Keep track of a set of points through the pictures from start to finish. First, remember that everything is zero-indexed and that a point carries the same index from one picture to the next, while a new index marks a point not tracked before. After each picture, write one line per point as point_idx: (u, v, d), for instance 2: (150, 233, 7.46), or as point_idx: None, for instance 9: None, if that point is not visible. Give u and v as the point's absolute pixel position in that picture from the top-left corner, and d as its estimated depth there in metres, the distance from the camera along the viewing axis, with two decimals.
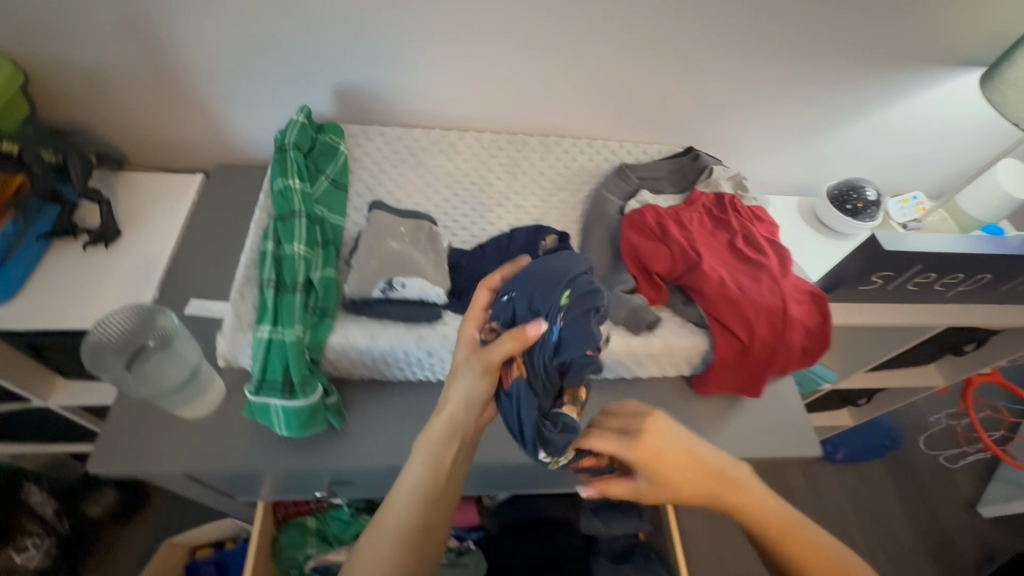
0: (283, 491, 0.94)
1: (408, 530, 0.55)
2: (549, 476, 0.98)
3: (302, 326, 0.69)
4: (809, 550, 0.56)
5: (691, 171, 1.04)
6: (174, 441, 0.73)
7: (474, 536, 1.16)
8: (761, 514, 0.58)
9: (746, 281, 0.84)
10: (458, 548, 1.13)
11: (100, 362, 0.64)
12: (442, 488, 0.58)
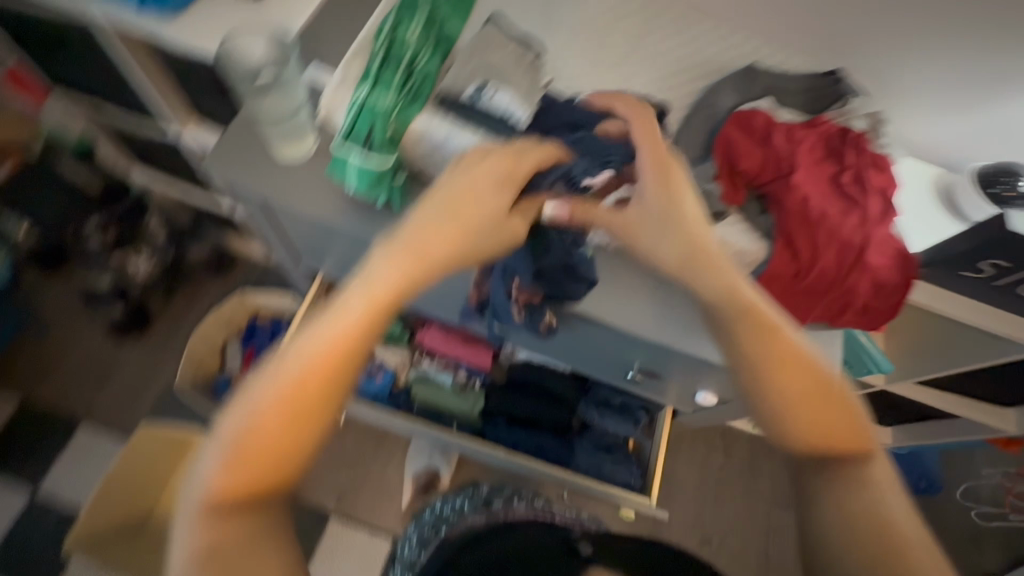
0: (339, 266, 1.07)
1: (280, 435, 0.52)
2: (565, 341, 1.03)
3: (395, 96, 0.75)
4: (838, 424, 0.56)
5: (827, 96, 0.94)
6: (268, 169, 0.85)
7: (481, 379, 1.25)
8: (800, 383, 0.58)
9: (834, 211, 0.78)
10: (463, 382, 1.25)
11: (232, 74, 0.75)
12: (322, 396, 0.54)
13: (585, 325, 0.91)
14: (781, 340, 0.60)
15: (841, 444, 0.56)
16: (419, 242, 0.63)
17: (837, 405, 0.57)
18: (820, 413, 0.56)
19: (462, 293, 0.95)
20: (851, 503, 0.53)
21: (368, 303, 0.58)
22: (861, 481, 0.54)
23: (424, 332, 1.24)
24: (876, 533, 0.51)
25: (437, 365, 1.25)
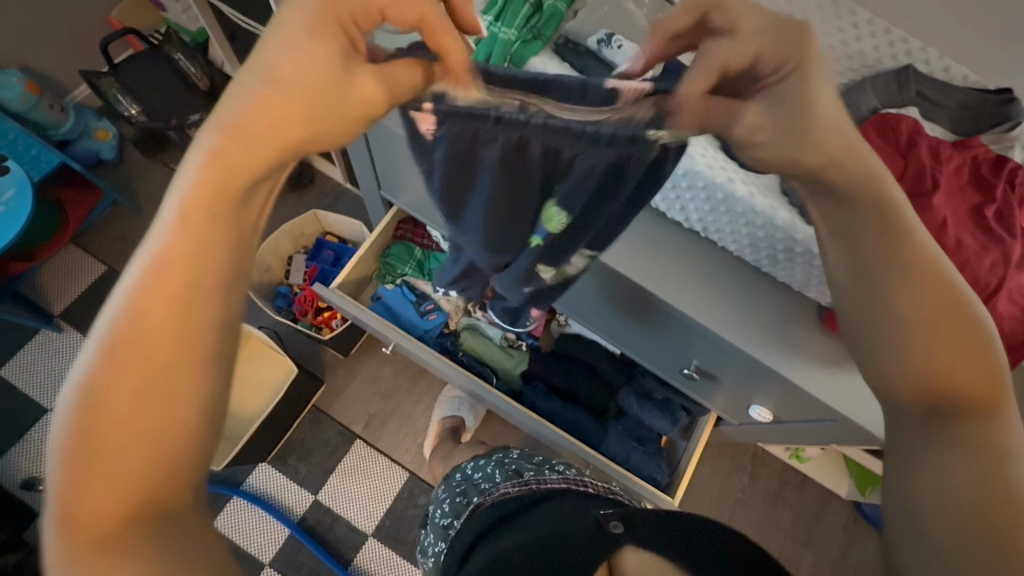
0: (418, 200, 1.07)
1: (102, 413, 0.35)
2: (627, 322, 0.99)
3: (516, 33, 0.71)
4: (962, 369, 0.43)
5: (987, 118, 0.83)
6: None
7: (529, 342, 1.25)
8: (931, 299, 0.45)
9: (969, 241, 0.70)
10: (511, 342, 1.25)
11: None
12: (153, 358, 0.36)
13: (656, 310, 0.86)
14: (897, 245, 0.46)
15: (954, 387, 0.43)
16: (264, 131, 0.39)
17: (955, 334, 0.44)
18: (938, 346, 0.44)
19: None
20: (962, 458, 0.41)
21: (181, 222, 0.38)
22: (973, 429, 0.41)
23: None
24: (994, 503, 0.39)
25: (489, 321, 1.25)
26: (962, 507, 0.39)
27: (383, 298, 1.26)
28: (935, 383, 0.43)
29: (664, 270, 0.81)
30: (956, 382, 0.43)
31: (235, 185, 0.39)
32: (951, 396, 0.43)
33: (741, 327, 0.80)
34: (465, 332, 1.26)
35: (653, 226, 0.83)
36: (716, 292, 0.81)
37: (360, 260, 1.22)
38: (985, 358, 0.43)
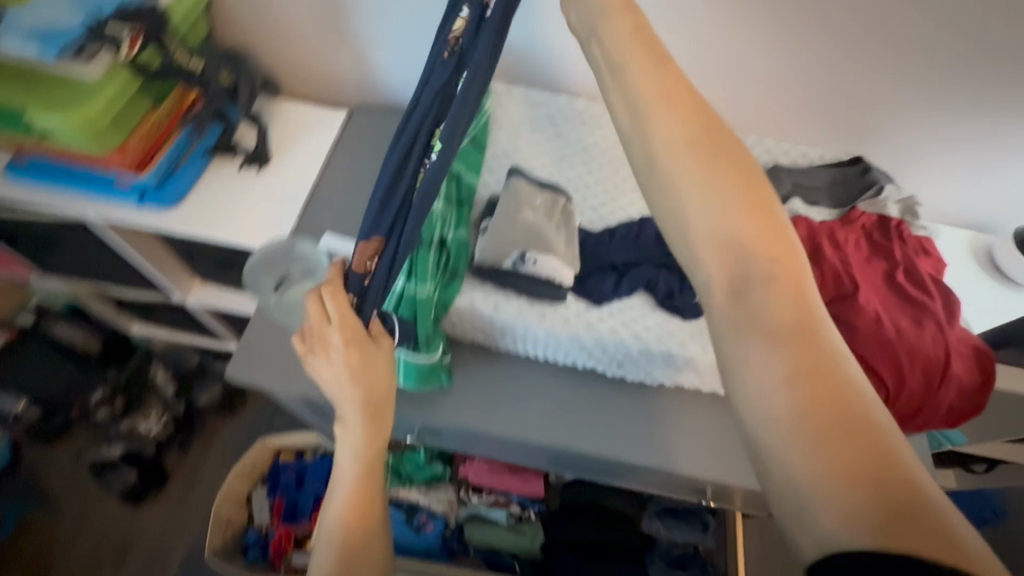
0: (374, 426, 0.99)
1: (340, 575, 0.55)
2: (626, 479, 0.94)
3: (433, 284, 0.69)
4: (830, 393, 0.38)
5: (856, 186, 0.92)
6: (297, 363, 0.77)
7: (536, 508, 1.17)
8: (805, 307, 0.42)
9: (904, 322, 0.74)
10: (519, 514, 1.16)
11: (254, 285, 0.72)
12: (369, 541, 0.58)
13: (659, 474, 0.81)
14: (733, 176, 0.45)
15: (771, 291, 0.41)
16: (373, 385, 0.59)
17: (789, 265, 0.43)
18: (763, 266, 0.42)
19: (516, 452, 0.86)
20: (789, 374, 0.38)
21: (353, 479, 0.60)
22: (795, 337, 0.40)
23: (469, 467, 1.16)
24: (824, 416, 0.37)
25: (489, 501, 1.17)
26: (801, 419, 0.37)
27: None
28: (751, 292, 0.41)
29: (657, 437, 0.77)
30: (784, 306, 0.41)
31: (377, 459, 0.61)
32: (767, 304, 0.41)
33: (754, 463, 0.77)
34: (467, 524, 1.17)
35: (626, 392, 0.80)
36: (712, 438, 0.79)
37: None
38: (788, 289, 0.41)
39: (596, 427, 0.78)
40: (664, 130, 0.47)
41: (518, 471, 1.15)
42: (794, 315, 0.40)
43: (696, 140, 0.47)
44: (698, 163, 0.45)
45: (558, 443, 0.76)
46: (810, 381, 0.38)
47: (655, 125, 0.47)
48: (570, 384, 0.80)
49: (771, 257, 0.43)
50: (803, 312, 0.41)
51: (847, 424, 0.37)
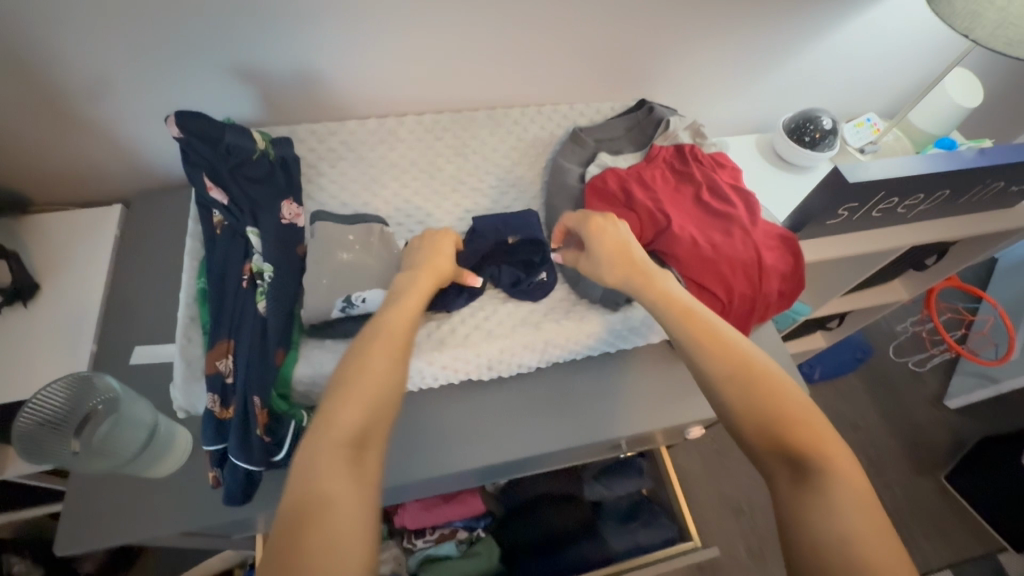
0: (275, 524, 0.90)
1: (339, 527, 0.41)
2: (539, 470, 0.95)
3: (265, 362, 0.63)
4: (870, 520, 0.46)
5: (649, 126, 0.99)
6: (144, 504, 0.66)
7: (483, 524, 1.16)
8: (812, 432, 0.52)
9: (717, 236, 0.81)
10: (468, 539, 1.15)
11: (42, 454, 0.54)
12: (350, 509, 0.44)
13: (564, 454, 0.83)
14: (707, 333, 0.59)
15: (810, 451, 0.50)
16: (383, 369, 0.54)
17: (794, 408, 0.53)
18: (772, 416, 0.53)
19: (429, 488, 0.83)
20: (850, 530, 0.45)
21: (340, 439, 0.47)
22: (840, 491, 0.47)
23: (403, 515, 1.11)
24: (868, 568, 0.43)
25: (436, 539, 1.13)
26: (843, 558, 0.44)
27: None
28: (786, 445, 0.51)
29: (544, 423, 0.79)
30: (822, 467, 0.49)
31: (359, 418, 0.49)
32: (810, 461, 0.50)
33: (638, 411, 0.82)
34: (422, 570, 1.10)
35: (504, 391, 0.81)
36: (598, 399, 0.82)
37: None
38: (805, 431, 0.52)
39: (491, 432, 0.77)
40: (683, 326, 0.61)
41: (454, 497, 1.12)
42: (843, 479, 0.48)
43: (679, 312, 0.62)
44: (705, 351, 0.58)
45: (457, 467, 0.75)
46: (861, 535, 0.45)
47: (673, 330, 0.61)
48: (451, 404, 0.79)
49: (796, 425, 0.52)
50: (838, 470, 0.49)
51: (886, 564, 0.44)
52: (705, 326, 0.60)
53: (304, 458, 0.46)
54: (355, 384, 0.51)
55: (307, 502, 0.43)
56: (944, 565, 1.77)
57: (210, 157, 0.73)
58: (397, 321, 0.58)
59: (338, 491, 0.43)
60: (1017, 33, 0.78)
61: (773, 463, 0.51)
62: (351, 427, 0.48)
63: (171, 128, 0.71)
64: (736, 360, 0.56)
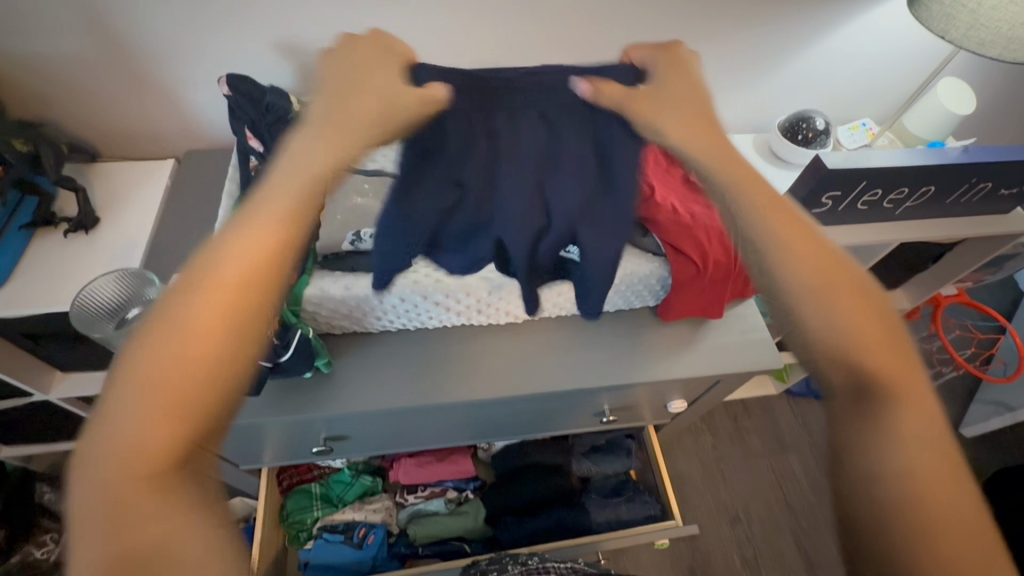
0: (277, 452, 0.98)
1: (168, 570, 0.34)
2: (520, 426, 1.02)
3: None
4: (936, 469, 0.41)
5: None
6: None
7: (473, 486, 1.22)
8: (893, 365, 0.46)
9: (698, 207, 0.86)
10: (458, 499, 1.20)
11: (88, 325, 0.66)
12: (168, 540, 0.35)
13: (542, 403, 0.89)
14: (806, 240, 0.52)
15: (890, 387, 0.44)
16: (188, 350, 0.40)
17: (888, 336, 0.47)
18: (860, 339, 0.47)
19: (420, 424, 0.90)
20: (916, 466, 0.41)
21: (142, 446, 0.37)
22: (906, 424, 0.43)
23: (397, 470, 1.18)
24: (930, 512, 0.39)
25: (426, 496, 1.20)
26: (899, 508, 0.40)
27: (309, 560, 1.09)
28: (858, 373, 0.45)
29: (524, 369, 0.86)
30: (892, 400, 0.44)
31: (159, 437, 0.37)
32: (885, 396, 0.44)
33: (613, 366, 0.88)
34: (411, 522, 1.16)
35: (491, 339, 0.88)
36: (579, 353, 0.88)
37: (265, 543, 1.08)
38: (889, 361, 0.46)
39: (478, 370, 0.85)
40: (780, 226, 0.53)
41: (447, 457, 1.19)
42: (912, 411, 0.43)
43: (773, 208, 0.55)
44: (793, 250, 0.52)
45: (441, 400, 0.82)
46: (926, 478, 0.40)
47: (757, 227, 0.54)
48: (444, 343, 0.87)
49: (868, 349, 0.46)
50: (908, 403, 0.44)
51: (950, 523, 0.39)
52: (806, 235, 0.53)
53: (122, 490, 0.36)
54: (181, 379, 0.39)
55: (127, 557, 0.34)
56: None
57: (252, 113, 0.86)
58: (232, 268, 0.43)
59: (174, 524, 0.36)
60: (989, 34, 0.84)
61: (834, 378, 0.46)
62: (171, 441, 0.37)
63: (223, 88, 0.85)
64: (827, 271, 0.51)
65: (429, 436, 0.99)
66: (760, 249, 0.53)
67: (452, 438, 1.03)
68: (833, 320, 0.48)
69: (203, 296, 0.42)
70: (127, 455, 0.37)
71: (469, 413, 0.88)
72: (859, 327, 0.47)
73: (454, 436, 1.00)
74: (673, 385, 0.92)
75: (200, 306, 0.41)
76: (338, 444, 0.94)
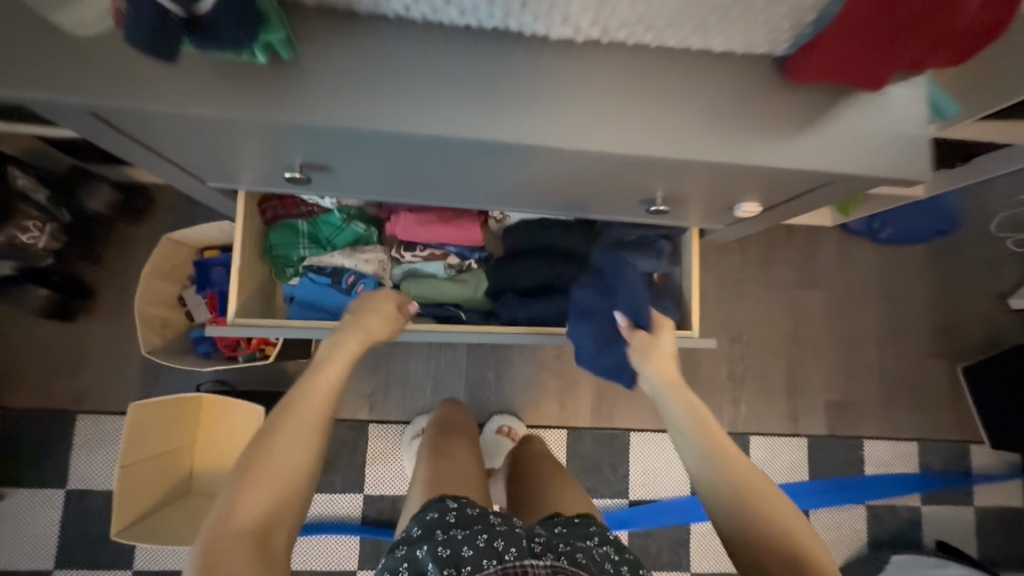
0: (250, 162, 0.80)
1: (268, 496, 0.65)
2: (540, 186, 0.81)
3: None
4: (788, 528, 0.71)
5: None
6: (86, 59, 0.58)
7: (477, 257, 1.08)
8: (746, 469, 0.76)
9: None
10: (459, 268, 1.07)
11: None
12: (288, 471, 0.68)
13: (574, 167, 0.69)
14: (696, 407, 0.84)
15: (749, 489, 0.74)
16: (320, 386, 0.75)
17: (743, 463, 0.77)
18: (724, 461, 0.77)
19: (422, 160, 0.72)
20: (764, 521, 0.71)
21: (284, 432, 0.70)
22: (779, 512, 0.72)
23: (394, 224, 1.01)
24: (783, 535, 0.70)
25: (425, 257, 1.05)
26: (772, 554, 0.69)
27: (295, 296, 1.03)
28: (741, 482, 0.74)
29: (568, 113, 0.62)
30: (752, 492, 0.73)
31: (311, 395, 0.74)
32: (753, 497, 0.73)
33: (685, 129, 0.64)
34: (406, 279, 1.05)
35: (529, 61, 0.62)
36: (647, 102, 0.63)
37: (248, 270, 1.01)
38: (742, 467, 0.76)
39: (509, 99, 0.62)
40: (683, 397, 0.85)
41: (453, 218, 1.02)
42: (785, 523, 0.71)
43: (684, 394, 0.86)
44: (698, 425, 0.82)
45: (451, 150, 0.65)
46: (767, 512, 0.72)
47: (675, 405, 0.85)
48: (461, 51, 0.60)
49: (735, 468, 0.76)
50: (771, 499, 0.73)
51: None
52: (702, 412, 0.83)
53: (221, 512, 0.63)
54: (269, 458, 0.67)
55: (229, 534, 0.61)
56: (913, 437, 1.78)
57: None
58: (315, 391, 0.75)
59: (286, 441, 0.69)
60: None
61: (728, 508, 0.74)
62: (262, 509, 0.64)
63: None
64: (722, 453, 0.78)
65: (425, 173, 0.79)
66: (683, 439, 0.82)
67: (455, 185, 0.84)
68: (701, 454, 0.79)
69: (299, 409, 0.72)
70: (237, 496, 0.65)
71: (481, 153, 0.66)
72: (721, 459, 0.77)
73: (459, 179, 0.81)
74: (761, 174, 0.69)
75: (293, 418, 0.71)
76: (312, 159, 0.75)
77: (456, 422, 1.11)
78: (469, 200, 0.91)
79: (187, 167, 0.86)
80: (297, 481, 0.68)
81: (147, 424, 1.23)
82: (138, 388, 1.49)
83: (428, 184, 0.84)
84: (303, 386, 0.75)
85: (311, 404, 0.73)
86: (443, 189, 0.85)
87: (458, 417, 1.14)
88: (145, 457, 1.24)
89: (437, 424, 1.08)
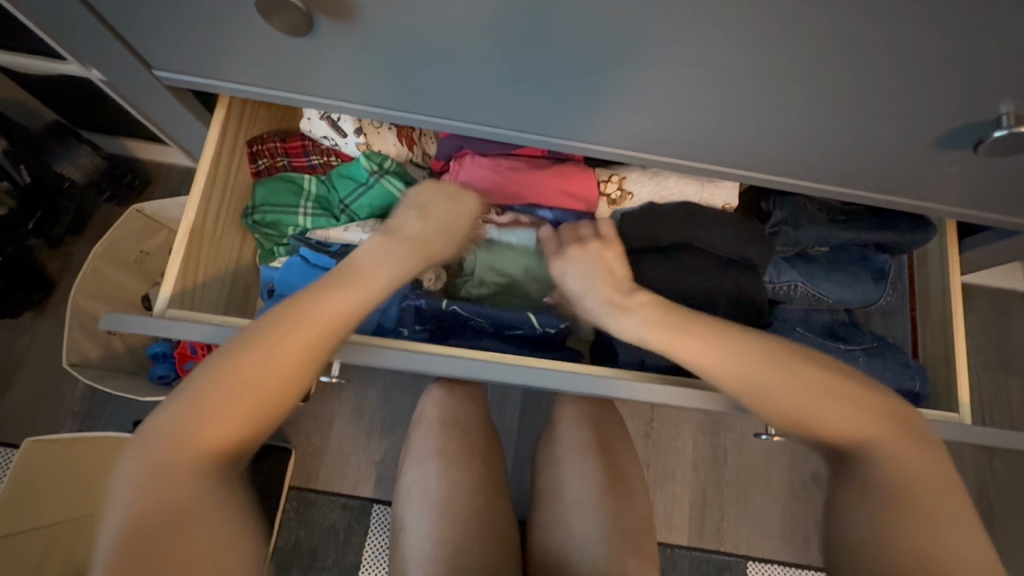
0: (257, 25, 0.45)
1: (150, 502, 0.37)
2: (801, 64, 0.43)
3: None
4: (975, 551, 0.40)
5: None
6: None
7: None
8: (919, 460, 0.44)
9: None
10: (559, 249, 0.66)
11: None
12: (182, 483, 0.39)
13: None
14: (834, 377, 0.47)
15: (915, 488, 0.42)
16: (287, 345, 0.44)
17: (912, 445, 0.44)
18: (890, 449, 0.44)
19: None
20: (886, 505, 0.42)
21: (210, 404, 0.41)
22: (950, 521, 0.41)
23: (456, 177, 0.66)
24: (957, 543, 0.40)
25: (504, 224, 0.67)
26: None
27: (274, 287, 0.64)
28: (897, 483, 0.42)
29: None
30: (920, 485, 0.42)
31: (260, 364, 0.43)
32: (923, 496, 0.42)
33: None
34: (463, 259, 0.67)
35: None
36: None
37: (211, 240, 0.63)
38: (914, 461, 0.44)
39: None
40: (794, 359, 0.48)
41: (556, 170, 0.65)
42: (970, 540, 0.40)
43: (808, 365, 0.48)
44: (844, 397, 0.46)
45: None
46: (914, 506, 0.41)
47: (780, 359, 0.48)
48: None
49: (904, 459, 0.43)
50: (943, 502, 0.42)
51: None
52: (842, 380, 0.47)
53: (138, 473, 0.38)
54: (240, 387, 0.42)
55: (170, 503, 0.38)
56: None
57: None
58: (321, 312, 0.46)
59: (206, 423, 0.40)
60: None
61: (870, 509, 0.42)
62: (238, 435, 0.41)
63: None
64: (883, 432, 0.45)
65: (585, 18, 0.41)
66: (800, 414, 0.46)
67: (629, 65, 0.46)
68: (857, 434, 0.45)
69: (247, 366, 0.42)
70: (174, 437, 0.40)
71: None
72: (871, 439, 0.45)
73: (641, 49, 0.44)
74: None
75: (283, 338, 0.44)
76: None
77: (471, 447, 0.70)
78: (616, 126, 0.54)
79: (153, 54, 0.52)
80: (183, 482, 0.39)
81: (44, 477, 0.83)
82: (76, 419, 1.09)
83: (571, 68, 0.47)
84: (256, 328, 0.44)
85: (270, 372, 0.43)
86: (588, 83, 0.49)
87: (473, 428, 0.73)
88: (35, 526, 0.82)
89: (443, 458, 0.68)
